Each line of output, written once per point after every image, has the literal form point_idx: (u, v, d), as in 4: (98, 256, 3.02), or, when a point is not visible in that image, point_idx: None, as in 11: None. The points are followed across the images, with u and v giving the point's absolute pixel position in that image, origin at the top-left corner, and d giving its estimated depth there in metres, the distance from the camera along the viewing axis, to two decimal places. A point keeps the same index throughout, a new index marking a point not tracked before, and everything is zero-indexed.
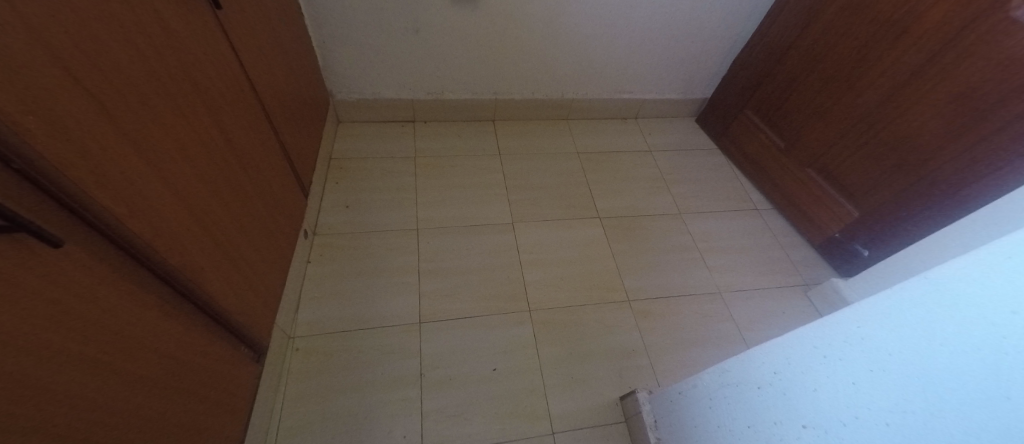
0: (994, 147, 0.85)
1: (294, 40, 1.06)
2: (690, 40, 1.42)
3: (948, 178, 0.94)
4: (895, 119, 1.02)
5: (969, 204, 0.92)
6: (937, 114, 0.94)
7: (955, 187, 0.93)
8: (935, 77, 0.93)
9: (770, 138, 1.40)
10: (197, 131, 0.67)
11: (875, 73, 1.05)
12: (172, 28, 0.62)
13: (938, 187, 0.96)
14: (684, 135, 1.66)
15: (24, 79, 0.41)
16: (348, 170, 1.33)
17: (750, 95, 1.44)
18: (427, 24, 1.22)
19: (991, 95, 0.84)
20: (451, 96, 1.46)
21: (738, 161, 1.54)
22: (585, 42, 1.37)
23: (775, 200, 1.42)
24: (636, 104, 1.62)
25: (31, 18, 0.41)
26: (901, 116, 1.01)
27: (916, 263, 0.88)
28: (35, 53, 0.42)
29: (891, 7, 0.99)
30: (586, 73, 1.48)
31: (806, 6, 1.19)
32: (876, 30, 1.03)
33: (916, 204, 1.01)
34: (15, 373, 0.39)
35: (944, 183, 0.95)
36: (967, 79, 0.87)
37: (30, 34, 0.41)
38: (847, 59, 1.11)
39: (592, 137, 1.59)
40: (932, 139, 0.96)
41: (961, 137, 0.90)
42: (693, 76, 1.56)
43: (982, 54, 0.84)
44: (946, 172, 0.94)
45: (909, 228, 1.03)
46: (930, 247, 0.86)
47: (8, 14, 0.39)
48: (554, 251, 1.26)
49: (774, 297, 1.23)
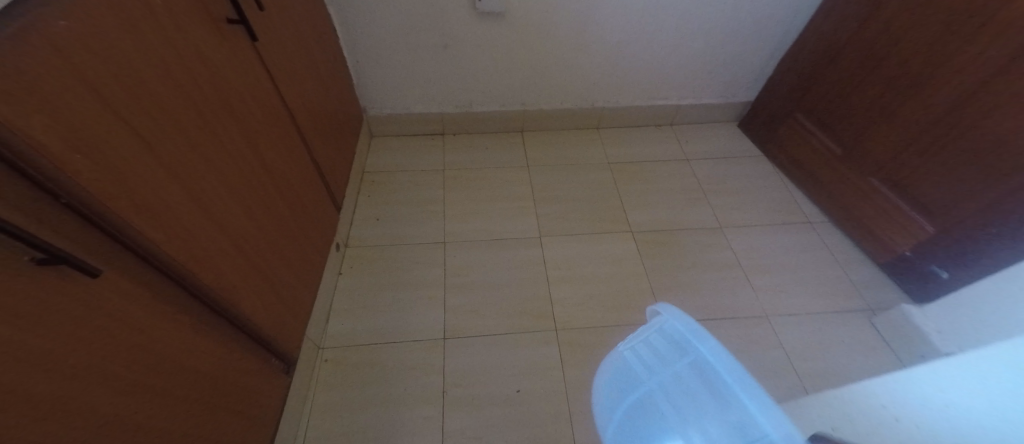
0: None
1: (328, 61, 1.10)
2: (731, 41, 1.33)
3: None
4: (980, 121, 0.89)
5: None
6: None
7: None
8: None
9: (824, 143, 1.27)
10: (237, 156, 0.68)
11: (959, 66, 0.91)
12: (217, 58, 0.62)
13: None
14: (726, 142, 1.55)
15: (70, 121, 0.40)
16: (380, 184, 1.36)
17: (801, 97, 1.32)
18: (456, 39, 1.23)
19: None
20: (480, 109, 1.46)
21: (787, 169, 1.42)
22: (615, 50, 1.32)
23: (832, 212, 1.29)
24: (672, 110, 1.54)
25: (77, 59, 0.41)
26: (987, 118, 0.87)
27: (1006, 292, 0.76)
28: (79, 94, 0.41)
29: None
30: (616, 82, 1.43)
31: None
32: (954, 21, 0.90)
33: (1005, 222, 0.87)
34: (67, 399, 0.41)
35: None
36: None
37: (77, 75, 0.41)
38: (927, 54, 0.97)
39: (624, 146, 1.53)
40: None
41: None
42: (736, 78, 1.46)
43: None
44: None
45: (996, 249, 0.89)
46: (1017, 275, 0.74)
47: (57, 60, 0.39)
48: (582, 267, 1.22)
49: (829, 321, 1.11)
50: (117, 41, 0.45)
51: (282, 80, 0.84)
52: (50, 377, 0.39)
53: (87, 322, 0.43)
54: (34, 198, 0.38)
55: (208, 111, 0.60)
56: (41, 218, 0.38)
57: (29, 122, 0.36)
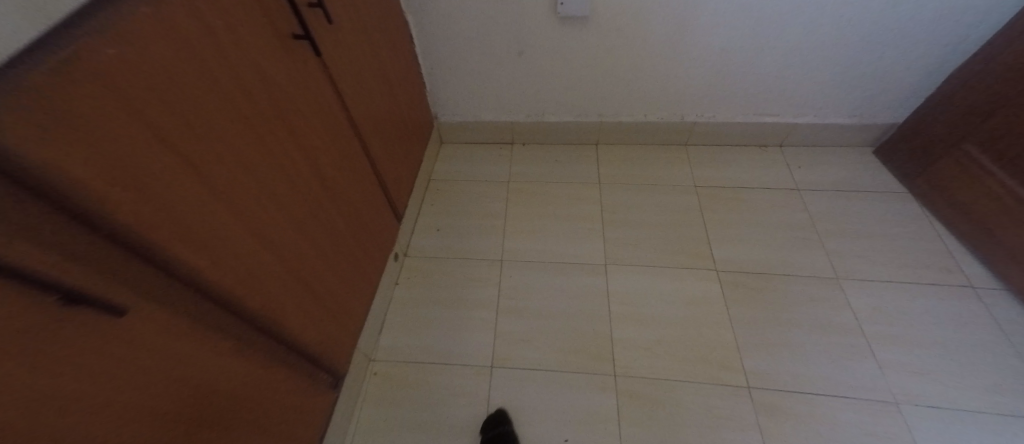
0: None
1: (400, 68, 1.08)
2: (874, 55, 1.10)
3: None
4: None
5: None
6: None
7: None
8: None
9: (1006, 187, 0.99)
10: (291, 175, 0.66)
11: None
12: (275, 75, 0.61)
13: None
14: (850, 170, 1.29)
15: (114, 153, 0.39)
16: (446, 192, 1.34)
17: (978, 124, 1.03)
18: (533, 45, 1.14)
19: None
20: (552, 119, 1.36)
21: (944, 215, 1.14)
22: (716, 59, 1.14)
23: (1010, 279, 1.00)
24: (784, 131, 1.32)
25: (123, 85, 0.39)
26: None
27: None
28: (124, 123, 0.39)
29: None
30: (713, 95, 1.24)
31: None
32: None
33: None
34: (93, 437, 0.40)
35: None
36: None
37: (123, 103, 0.39)
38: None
39: (716, 169, 1.34)
40: None
41: None
42: (877, 96, 1.20)
43: None
44: None
45: None
46: None
47: (101, 90, 0.37)
48: (653, 306, 1.07)
49: (991, 424, 0.84)
50: (164, 67, 0.43)
51: (348, 93, 0.83)
52: (74, 415, 0.38)
53: (122, 354, 0.42)
54: (73, 234, 0.37)
55: (262, 133, 0.59)
56: (75, 254, 0.37)
57: (68, 157, 0.35)
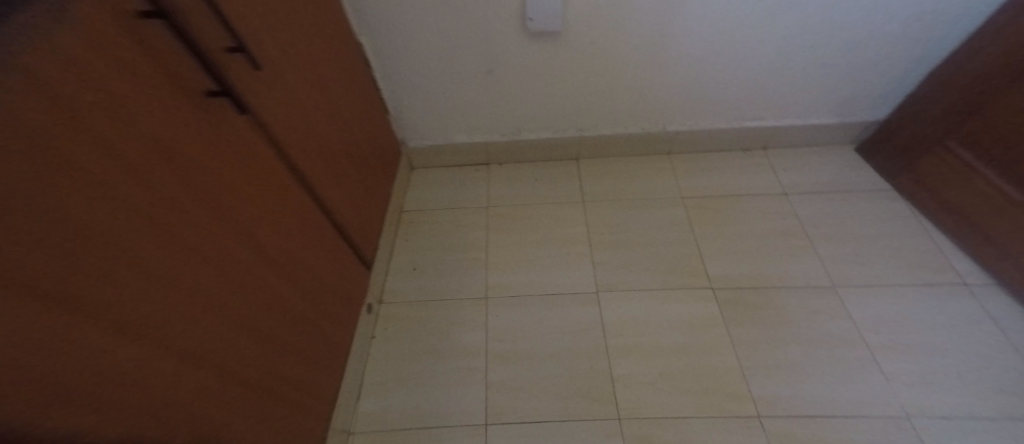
0: None
1: (358, 97, 0.96)
2: (857, 53, 1.08)
3: None
4: None
5: None
6: None
7: None
8: None
9: (993, 184, 0.98)
10: (220, 268, 0.50)
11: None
12: (181, 148, 0.44)
13: None
14: (833, 169, 1.28)
15: None
16: (419, 224, 1.23)
17: (960, 121, 1.03)
18: (504, 63, 1.04)
19: None
20: (530, 136, 1.28)
21: (932, 212, 1.13)
22: (698, 66, 1.09)
23: (1001, 274, 1.00)
24: (767, 133, 1.29)
25: None
26: None
27: None
28: None
29: None
30: (696, 102, 1.20)
31: None
32: None
33: None
34: None
35: None
36: None
37: None
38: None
39: (701, 177, 1.30)
40: None
41: None
42: (858, 94, 1.19)
43: None
44: None
45: None
46: None
47: None
48: (653, 335, 1.00)
49: (1002, 432, 0.82)
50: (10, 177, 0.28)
51: (293, 143, 0.67)
52: None
53: None
54: None
55: (167, 228, 0.43)
56: None
57: None
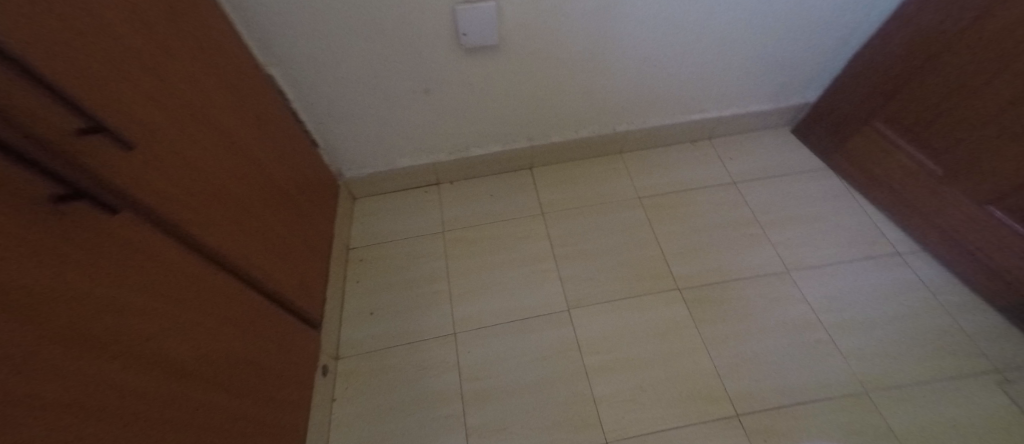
0: None
1: (277, 138, 0.84)
2: (788, 44, 1.10)
3: None
4: None
5: None
6: None
7: None
8: None
9: (915, 160, 1.05)
10: (103, 414, 0.38)
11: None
12: (17, 284, 0.32)
13: None
14: (773, 153, 1.33)
15: None
16: (370, 261, 1.12)
17: (882, 102, 1.09)
18: (441, 81, 0.96)
19: None
20: (478, 151, 1.21)
21: (863, 187, 1.20)
22: (641, 66, 1.07)
23: (928, 239, 1.08)
24: (711, 124, 1.31)
25: None
26: None
27: None
28: None
29: None
30: (642, 100, 1.18)
31: None
32: None
33: None
34: None
35: None
36: None
37: None
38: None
39: (655, 174, 1.30)
40: None
41: None
42: (790, 80, 1.23)
43: None
44: None
45: None
46: None
47: None
48: (628, 347, 0.98)
49: (946, 391, 0.89)
50: None
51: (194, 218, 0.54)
52: None
53: None
54: None
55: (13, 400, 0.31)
56: None
57: None
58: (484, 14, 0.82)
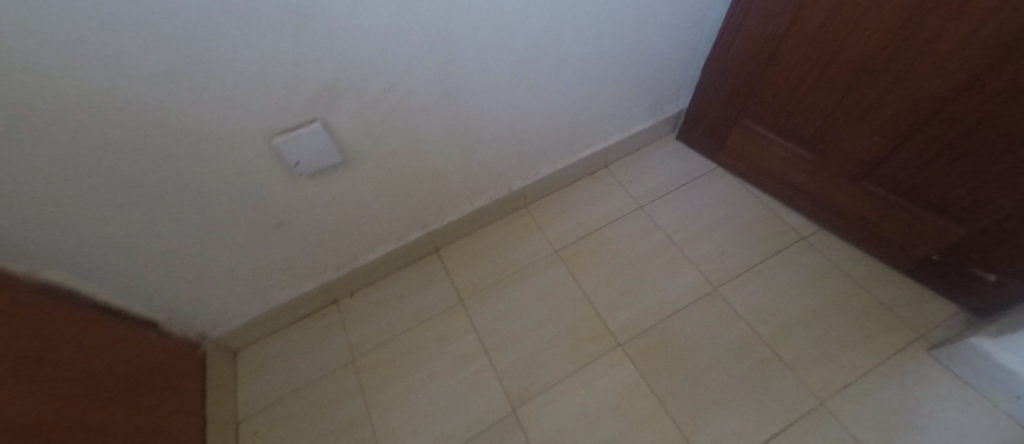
0: None
1: (73, 358, 0.63)
2: (643, 69, 1.11)
3: None
4: (981, 117, 0.73)
5: None
6: None
7: None
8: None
9: (785, 149, 1.09)
10: None
11: (967, 22, 0.67)
12: None
13: None
14: (668, 165, 1.34)
15: None
16: (269, 430, 0.92)
17: (743, 102, 1.12)
18: (291, 208, 0.81)
19: None
20: (370, 255, 1.05)
21: (754, 180, 1.23)
22: (513, 127, 1.01)
23: (822, 219, 1.12)
24: (603, 154, 1.29)
25: None
26: (993, 113, 0.72)
27: None
28: None
29: None
30: (526, 155, 1.12)
31: None
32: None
33: None
34: None
35: None
36: None
37: None
38: (915, 28, 0.73)
39: (564, 220, 1.24)
40: None
41: None
42: (658, 98, 1.24)
43: None
44: None
45: None
46: None
47: None
48: (588, 434, 0.90)
49: (891, 378, 0.90)
50: None
51: None
52: None
53: None
54: None
55: None
56: None
57: None
58: (310, 138, 0.70)
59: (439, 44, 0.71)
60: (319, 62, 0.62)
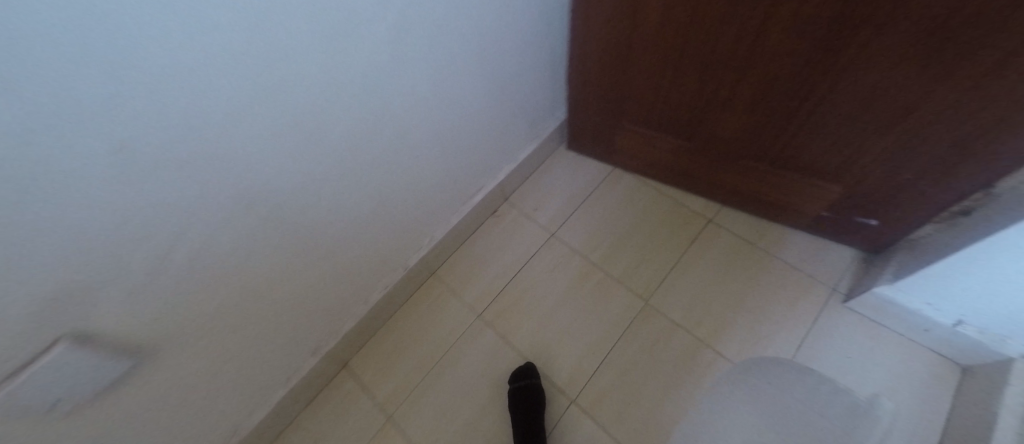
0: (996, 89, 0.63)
1: None
2: (504, 98, 1.00)
3: (949, 135, 0.72)
4: (828, 90, 0.76)
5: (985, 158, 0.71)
6: (891, 66, 0.68)
7: (963, 145, 0.71)
8: (856, 32, 0.66)
9: (669, 143, 1.08)
10: None
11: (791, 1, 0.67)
12: None
13: (932, 145, 0.74)
14: (567, 180, 1.26)
15: None
16: None
17: (617, 108, 1.08)
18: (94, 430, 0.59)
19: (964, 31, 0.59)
20: (256, 412, 0.85)
21: (649, 175, 1.21)
22: (381, 209, 0.84)
23: (721, 197, 1.14)
24: (498, 191, 1.18)
25: None
26: (836, 86, 0.75)
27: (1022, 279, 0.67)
28: None
29: None
30: (411, 227, 0.97)
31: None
32: None
33: (910, 168, 0.80)
34: None
35: (938, 140, 0.73)
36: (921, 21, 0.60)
37: None
38: (750, 13, 0.72)
39: (478, 276, 1.11)
40: (901, 92, 0.71)
41: (939, 83, 0.66)
42: (532, 117, 1.15)
43: None
44: (939, 128, 0.72)
45: (917, 194, 0.82)
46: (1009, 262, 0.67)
47: None
48: None
49: (824, 341, 0.94)
50: None
51: None
52: None
53: None
54: None
55: None
56: None
57: None
58: (58, 373, 0.48)
59: (222, 170, 0.53)
60: (20, 274, 0.42)
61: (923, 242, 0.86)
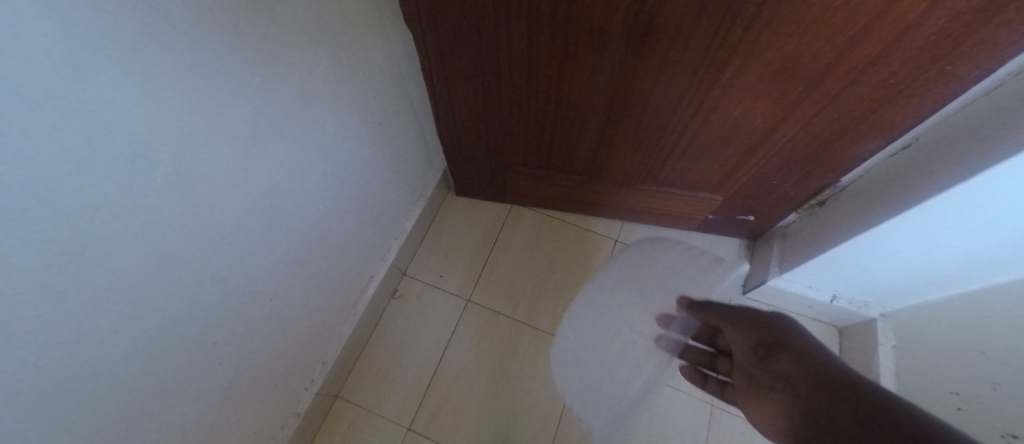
0: (840, 112, 0.69)
1: None
2: (370, 178, 0.82)
3: (809, 150, 0.77)
4: (703, 122, 0.77)
5: (836, 163, 0.79)
6: (754, 100, 0.70)
7: (818, 156, 0.78)
8: (723, 74, 0.66)
9: (562, 178, 1.02)
10: None
11: (660, 50, 0.63)
12: None
13: (795, 158, 0.80)
14: (466, 230, 1.13)
15: None
16: None
17: (501, 154, 0.98)
18: None
19: (814, 69, 0.62)
20: None
21: (548, 207, 1.15)
22: (239, 381, 0.62)
23: (620, 215, 1.14)
24: (391, 272, 0.99)
25: None
26: (709, 118, 0.76)
27: (878, 265, 0.80)
28: None
29: (615, 24, 0.60)
30: (291, 369, 0.75)
31: (483, 50, 0.69)
32: (617, 44, 0.64)
33: (777, 176, 0.86)
34: None
35: (800, 154, 0.79)
36: (780, 62, 0.62)
37: None
38: (619, 64, 0.68)
39: (395, 379, 0.94)
40: (763, 119, 0.74)
41: (795, 111, 0.70)
42: (408, 180, 0.98)
43: (781, 34, 0.57)
44: (795, 145, 0.77)
45: (785, 194, 0.90)
46: (870, 254, 0.78)
47: None
48: None
49: None
50: None
51: None
52: None
53: None
54: None
55: None
56: None
57: None
58: None
59: None
60: None
61: (795, 231, 0.97)
